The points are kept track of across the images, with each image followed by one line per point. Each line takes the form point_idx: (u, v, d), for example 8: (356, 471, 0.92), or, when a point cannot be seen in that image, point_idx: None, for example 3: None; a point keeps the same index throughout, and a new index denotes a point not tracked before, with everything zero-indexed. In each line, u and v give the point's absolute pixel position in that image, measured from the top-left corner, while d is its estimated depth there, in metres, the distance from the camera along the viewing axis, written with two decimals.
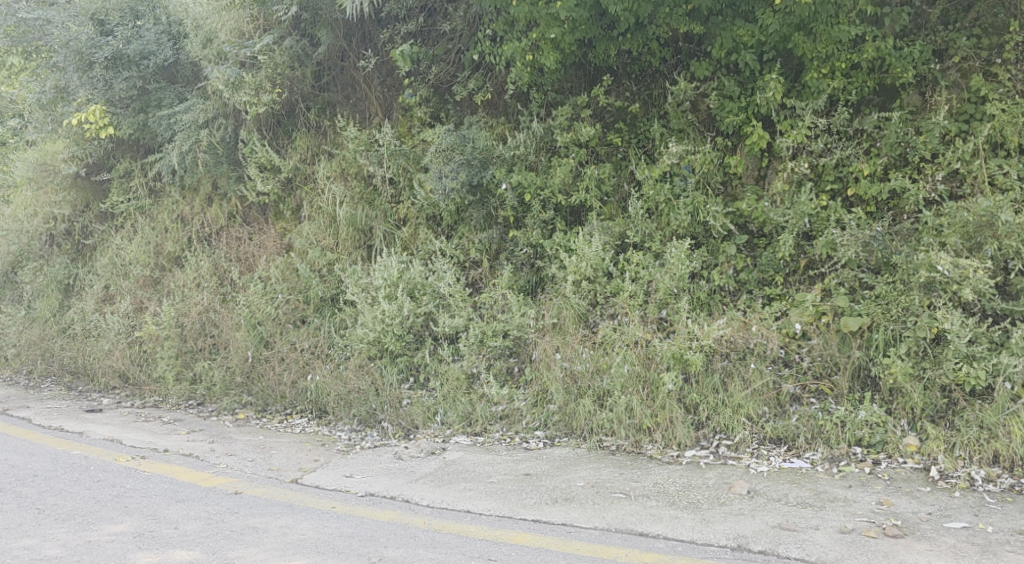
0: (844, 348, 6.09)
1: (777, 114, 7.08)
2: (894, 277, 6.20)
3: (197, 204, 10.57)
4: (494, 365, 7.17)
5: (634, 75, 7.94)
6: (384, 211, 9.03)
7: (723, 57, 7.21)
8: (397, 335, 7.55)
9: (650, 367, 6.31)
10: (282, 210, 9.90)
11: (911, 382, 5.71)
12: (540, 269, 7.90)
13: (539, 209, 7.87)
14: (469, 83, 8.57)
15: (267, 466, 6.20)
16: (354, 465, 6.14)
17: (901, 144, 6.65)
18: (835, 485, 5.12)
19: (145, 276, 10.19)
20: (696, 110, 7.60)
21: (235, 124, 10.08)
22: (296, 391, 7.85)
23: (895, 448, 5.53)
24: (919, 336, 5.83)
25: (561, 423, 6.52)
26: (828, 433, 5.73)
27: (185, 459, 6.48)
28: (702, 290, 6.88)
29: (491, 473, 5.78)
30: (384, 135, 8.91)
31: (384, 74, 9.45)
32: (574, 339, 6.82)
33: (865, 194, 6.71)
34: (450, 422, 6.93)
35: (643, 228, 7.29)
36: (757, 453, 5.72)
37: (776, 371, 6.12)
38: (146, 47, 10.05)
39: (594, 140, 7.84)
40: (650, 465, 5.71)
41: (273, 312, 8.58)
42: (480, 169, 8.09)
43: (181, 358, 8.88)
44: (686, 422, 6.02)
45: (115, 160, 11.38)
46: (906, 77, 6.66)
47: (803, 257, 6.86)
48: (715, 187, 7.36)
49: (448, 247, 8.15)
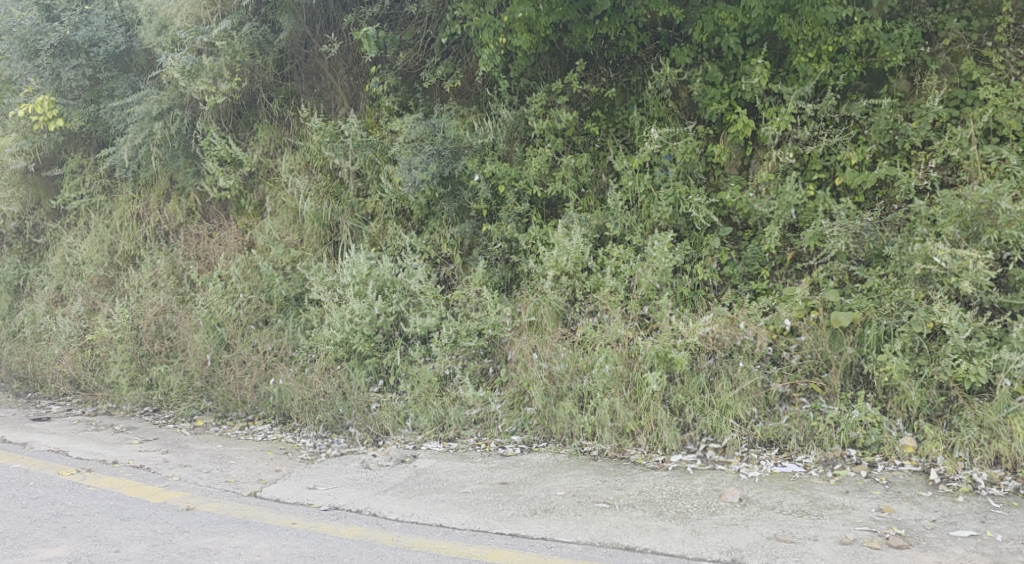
0: (836, 345, 5.82)
1: (762, 101, 6.78)
2: (886, 270, 5.95)
3: (154, 200, 10.07)
4: (468, 366, 6.80)
5: (612, 61, 7.59)
6: (351, 205, 8.61)
7: (705, 42, 6.87)
8: (365, 335, 7.17)
9: (633, 367, 5.98)
10: (243, 206, 9.44)
11: (907, 380, 5.44)
12: (515, 265, 7.54)
13: (514, 202, 7.52)
14: (438, 69, 8.19)
15: (223, 478, 5.78)
16: (319, 476, 5.73)
17: (891, 131, 6.40)
18: (831, 490, 4.82)
19: (98, 276, 9.65)
20: (676, 97, 7.28)
21: (192, 115, 9.55)
22: (258, 396, 7.43)
23: (891, 450, 5.25)
24: (914, 332, 5.58)
25: (540, 426, 6.18)
26: (820, 434, 5.43)
27: (135, 471, 6.03)
28: (685, 285, 6.60)
29: (465, 482, 5.41)
30: (350, 125, 8.45)
31: (349, 62, 9.04)
32: (552, 338, 6.48)
33: (853, 183, 6.44)
34: (421, 427, 6.53)
35: (623, 220, 6.96)
36: (747, 457, 5.42)
37: (764, 370, 5.84)
38: (95, 33, 9.54)
39: (571, 129, 7.50)
40: (634, 470, 5.38)
41: (234, 312, 8.14)
42: (451, 160, 7.67)
43: (136, 362, 8.39)
44: (671, 425, 5.69)
45: (67, 154, 10.80)
46: (895, 60, 6.39)
47: (789, 249, 6.59)
48: (697, 178, 7.05)
49: (419, 243, 7.79)
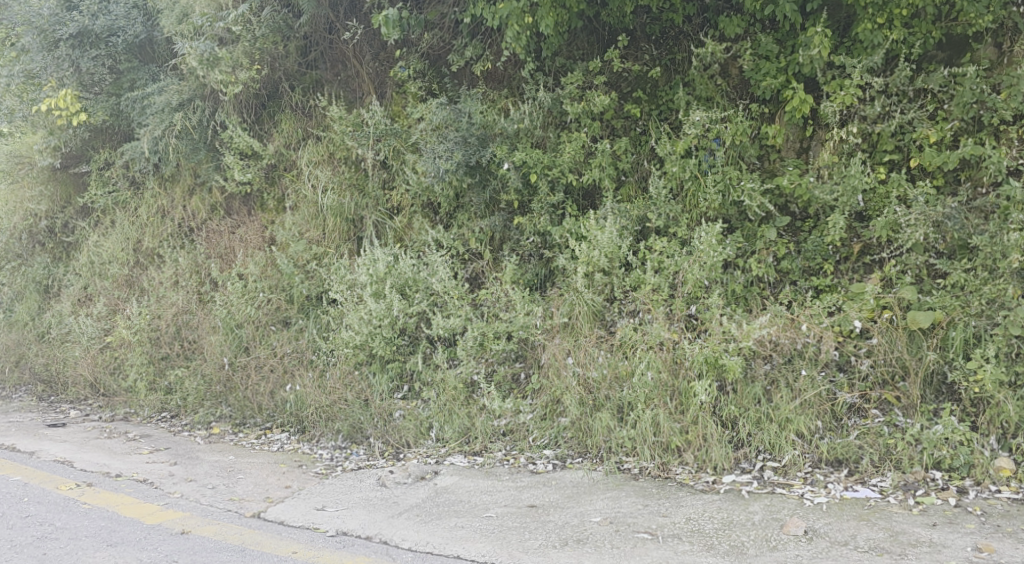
0: (914, 349, 5.11)
1: (824, 74, 6.01)
2: (973, 263, 5.19)
3: (177, 195, 9.72)
4: (498, 372, 6.21)
5: (655, 38, 6.92)
6: (376, 198, 8.08)
7: (759, 10, 6.09)
8: (386, 338, 6.62)
9: (679, 375, 5.29)
10: (266, 201, 9.00)
11: (1002, 391, 4.76)
12: (549, 260, 6.93)
13: (547, 192, 6.89)
14: (466, 51, 7.56)
15: (228, 496, 5.27)
16: (330, 495, 5.20)
17: (976, 104, 5.60)
18: (916, 523, 4.12)
19: (123, 275, 9.30)
20: (726, 74, 6.57)
21: (213, 106, 9.17)
22: (275, 402, 7.00)
23: (984, 473, 4.58)
24: (1011, 335, 4.89)
25: (574, 440, 5.56)
26: (898, 454, 4.76)
27: (137, 486, 5.55)
28: (737, 282, 5.88)
29: (488, 505, 4.82)
30: (373, 113, 7.88)
31: (376, 47, 8.53)
32: (588, 341, 5.83)
33: (931, 164, 5.67)
34: (446, 439, 5.99)
35: (667, 210, 6.30)
36: (812, 480, 4.74)
37: (829, 378, 5.14)
38: (114, 22, 9.23)
39: (609, 112, 6.83)
40: (680, 493, 4.73)
41: (253, 313, 7.70)
42: (478, 148, 7.09)
43: (154, 366, 8.00)
44: (723, 441, 5.03)
45: (94, 151, 10.45)
46: (981, 24, 5.55)
47: (856, 240, 5.85)
48: (750, 162, 6.34)
49: (445, 238, 7.24)
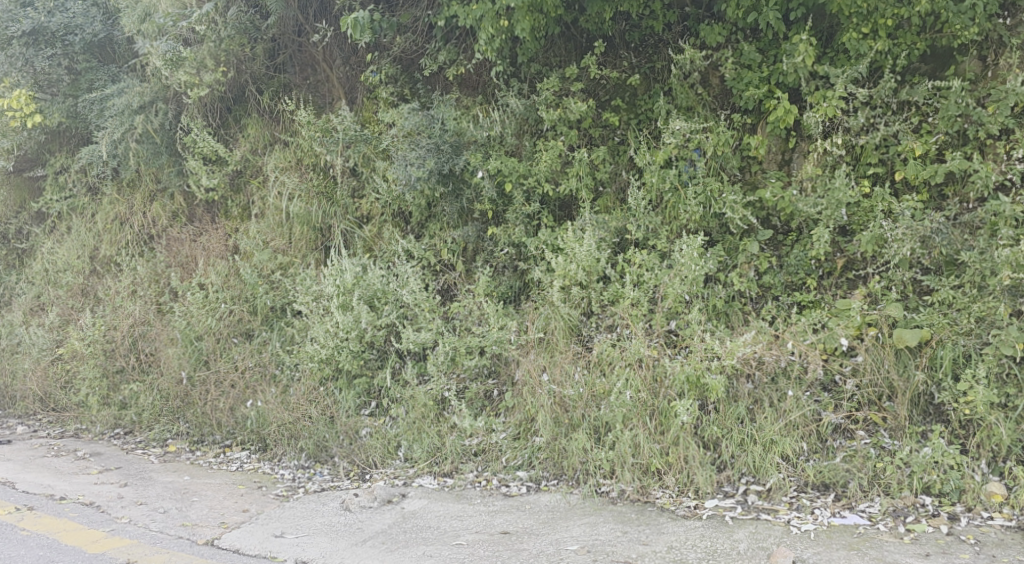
0: (901, 368, 4.95)
1: (807, 85, 5.85)
2: (960, 280, 5.07)
3: (137, 201, 9.32)
4: (470, 389, 5.95)
5: (634, 45, 6.74)
6: (344, 207, 7.79)
7: (741, 18, 5.92)
8: (353, 352, 6.34)
9: (658, 394, 5.07)
10: (230, 208, 8.67)
11: (994, 413, 4.60)
12: (524, 273, 6.69)
13: (522, 201, 6.65)
14: (439, 55, 7.33)
15: (180, 522, 4.92)
16: (290, 520, 4.88)
17: (961, 117, 5.48)
18: (908, 553, 3.96)
19: (78, 284, 8.88)
20: (706, 84, 6.40)
21: (177, 110, 8.82)
22: (235, 419, 6.62)
23: (975, 499, 4.42)
24: (1001, 354, 4.73)
25: (549, 462, 5.29)
26: (887, 477, 4.59)
27: (81, 510, 5.18)
28: (718, 297, 5.69)
29: (459, 531, 4.55)
30: (343, 118, 7.55)
31: (346, 51, 8.24)
32: (565, 357, 5.59)
33: (915, 178, 5.54)
34: (414, 459, 5.70)
35: (647, 222, 6.11)
36: (798, 505, 4.53)
37: (814, 399, 4.97)
38: (71, 20, 8.93)
39: (587, 120, 6.64)
40: (661, 519, 4.50)
41: (214, 325, 7.34)
42: (452, 155, 6.81)
43: (108, 380, 7.60)
44: (705, 464, 4.82)
45: (50, 154, 10.03)
46: (967, 35, 5.43)
47: (840, 255, 5.70)
48: (731, 174, 6.17)
49: (415, 248, 6.97)
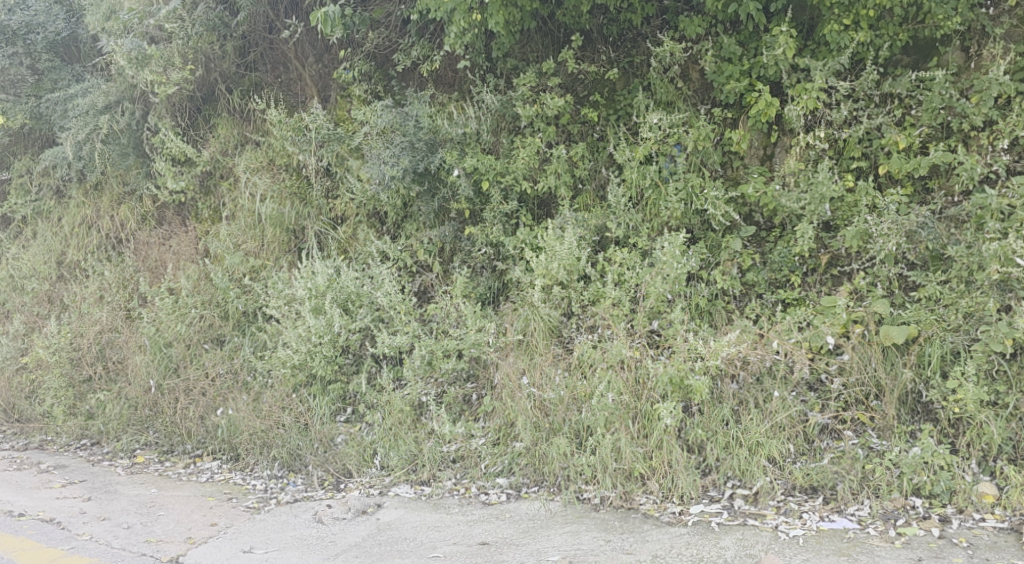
0: (889, 367, 4.83)
1: (788, 77, 5.73)
2: (947, 276, 4.97)
3: (104, 204, 9.04)
4: (448, 393, 5.77)
5: (612, 40, 6.59)
6: (318, 207, 7.59)
7: (720, 10, 5.79)
8: (326, 357, 6.14)
9: (641, 396, 4.92)
10: (201, 210, 8.43)
11: (984, 412, 4.50)
12: (502, 273, 6.52)
13: (500, 200, 6.48)
14: (413, 51, 7.15)
15: (144, 538, 4.71)
16: (260, 534, 4.69)
17: (944, 109, 5.38)
18: (899, 559, 3.84)
19: (44, 290, 8.61)
20: (686, 78, 6.27)
21: (144, 109, 8.54)
22: (206, 428, 6.41)
23: (966, 500, 4.32)
24: (991, 351, 4.63)
25: (529, 467, 5.13)
26: (876, 479, 4.47)
27: (41, 527, 4.94)
28: (701, 295, 5.57)
29: (436, 543, 4.37)
30: (315, 116, 7.34)
31: (319, 48, 8.05)
32: (545, 359, 5.43)
33: (900, 172, 5.43)
34: (391, 467, 5.51)
35: (627, 220, 5.95)
36: (786, 509, 4.40)
37: (800, 398, 4.85)
38: (33, 18, 8.68)
39: (565, 116, 6.49)
40: (645, 527, 4.35)
41: (183, 330, 7.11)
42: (427, 153, 6.62)
43: (74, 389, 7.33)
44: (690, 468, 4.68)
45: (14, 157, 9.85)
46: (950, 25, 5.32)
47: (824, 251, 5.57)
48: (713, 169, 6.05)
49: (391, 249, 6.78)
